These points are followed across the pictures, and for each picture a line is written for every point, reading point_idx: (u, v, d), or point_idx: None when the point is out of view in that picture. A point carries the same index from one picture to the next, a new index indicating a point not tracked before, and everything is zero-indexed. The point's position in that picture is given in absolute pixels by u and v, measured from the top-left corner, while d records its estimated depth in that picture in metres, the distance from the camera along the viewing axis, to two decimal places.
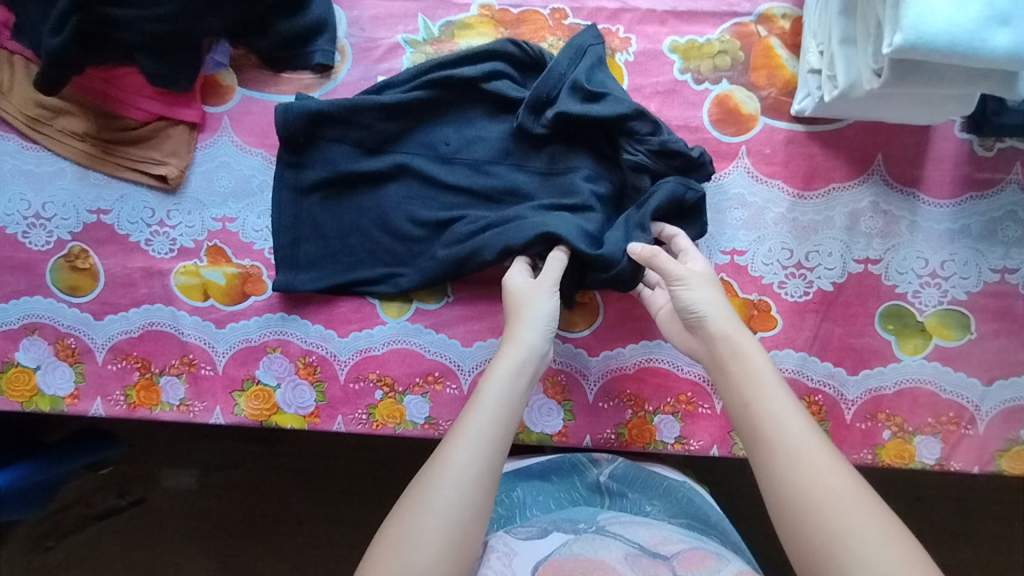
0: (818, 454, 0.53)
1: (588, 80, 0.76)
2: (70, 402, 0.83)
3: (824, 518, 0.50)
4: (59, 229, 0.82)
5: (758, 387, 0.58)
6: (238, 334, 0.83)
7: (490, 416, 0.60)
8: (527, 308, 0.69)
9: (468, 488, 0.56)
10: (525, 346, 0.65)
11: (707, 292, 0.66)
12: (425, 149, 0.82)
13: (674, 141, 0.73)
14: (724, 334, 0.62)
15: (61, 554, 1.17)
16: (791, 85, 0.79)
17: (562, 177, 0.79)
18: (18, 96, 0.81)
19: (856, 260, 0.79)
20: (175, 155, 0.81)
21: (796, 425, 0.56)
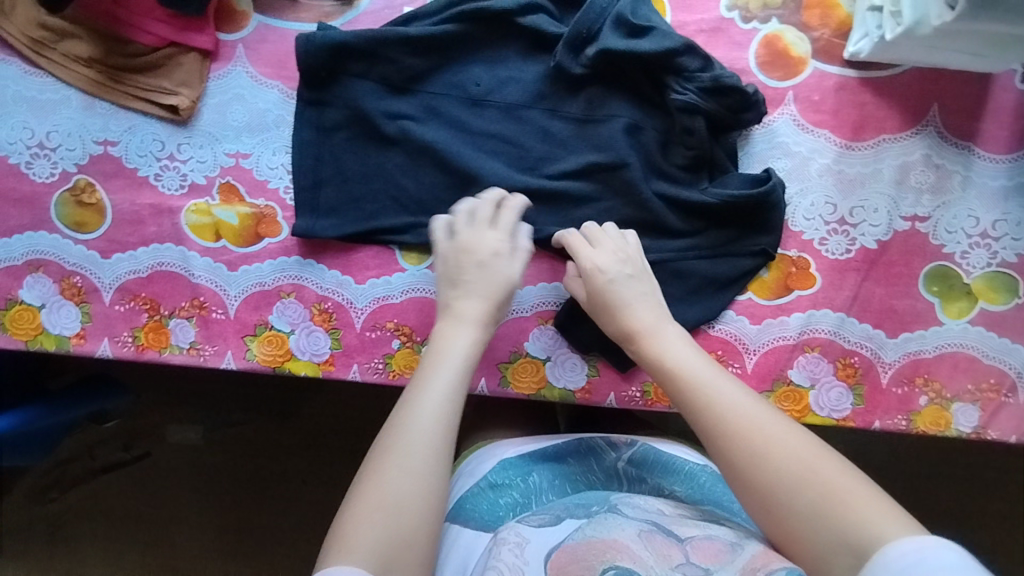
0: (764, 424, 0.56)
1: (631, 14, 0.72)
2: (75, 342, 0.80)
3: (781, 474, 0.54)
4: (64, 160, 0.78)
5: (682, 368, 0.61)
6: (251, 278, 0.79)
7: (445, 384, 0.60)
8: (473, 277, 0.67)
9: (424, 456, 0.56)
10: (466, 318, 0.66)
11: (615, 289, 0.67)
12: (454, 89, 0.77)
13: (727, 77, 0.69)
14: (643, 327, 0.65)
15: (64, 506, 1.15)
16: (846, 27, 0.73)
17: (600, 124, 0.75)
18: (21, 17, 0.76)
19: (903, 218, 0.75)
20: (187, 85, 0.76)
21: (739, 397, 0.58)
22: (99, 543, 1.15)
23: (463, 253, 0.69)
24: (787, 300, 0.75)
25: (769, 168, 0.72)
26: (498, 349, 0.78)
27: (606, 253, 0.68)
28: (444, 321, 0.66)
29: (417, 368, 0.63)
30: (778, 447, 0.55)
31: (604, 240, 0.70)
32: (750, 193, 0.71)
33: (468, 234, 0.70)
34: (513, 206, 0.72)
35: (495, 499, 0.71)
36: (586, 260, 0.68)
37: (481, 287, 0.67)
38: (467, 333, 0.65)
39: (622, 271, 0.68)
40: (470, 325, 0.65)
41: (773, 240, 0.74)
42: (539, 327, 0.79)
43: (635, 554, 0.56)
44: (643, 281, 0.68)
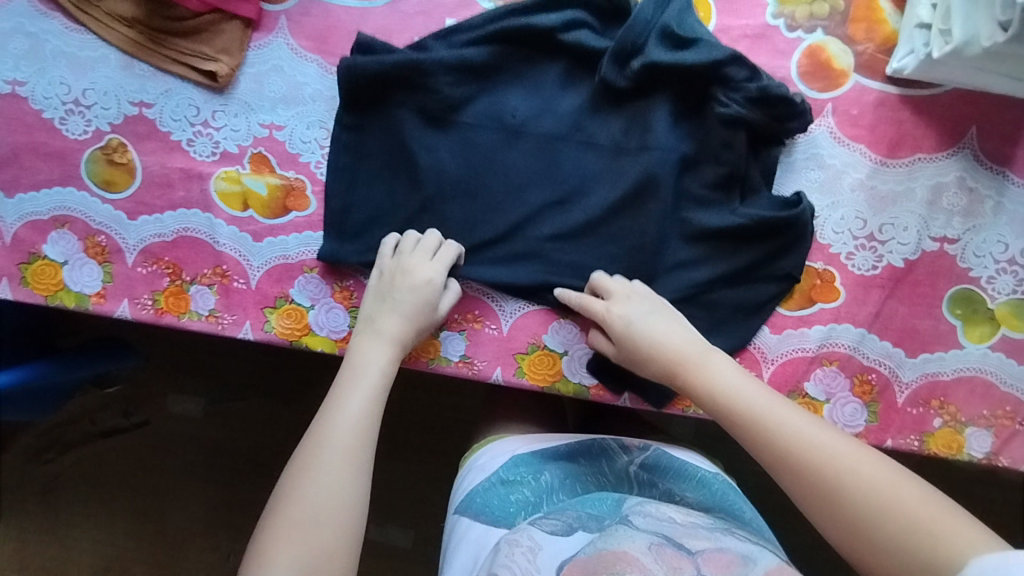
0: (835, 451, 0.56)
1: (677, 28, 0.71)
2: (95, 302, 0.80)
3: (860, 501, 0.53)
4: (98, 118, 0.78)
5: (739, 400, 0.61)
6: (275, 250, 0.79)
7: (362, 398, 0.65)
8: (400, 300, 0.70)
9: (337, 468, 0.60)
10: (381, 335, 0.69)
11: (644, 329, 0.67)
12: (491, 120, 0.75)
13: (774, 87, 0.69)
14: (688, 358, 0.65)
15: (61, 467, 1.15)
16: (890, 43, 0.72)
17: (638, 136, 0.74)
18: None
19: (932, 238, 0.74)
20: (227, 52, 0.76)
21: (804, 425, 0.58)
22: (94, 507, 1.14)
23: (400, 277, 0.71)
24: (809, 311, 0.75)
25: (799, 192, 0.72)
26: (516, 340, 0.79)
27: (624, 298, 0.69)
28: (362, 336, 0.70)
29: (336, 382, 0.67)
30: (852, 475, 0.54)
31: (625, 289, 0.70)
32: (778, 214, 0.71)
33: (411, 260, 0.72)
34: (447, 258, 0.73)
35: (506, 495, 0.70)
36: (604, 312, 0.70)
37: (412, 312, 0.70)
38: (382, 351, 0.68)
39: (646, 313, 0.68)
40: (385, 342, 0.69)
41: (796, 264, 0.74)
42: (558, 321, 0.79)
43: (646, 566, 0.55)
44: (668, 318, 0.68)
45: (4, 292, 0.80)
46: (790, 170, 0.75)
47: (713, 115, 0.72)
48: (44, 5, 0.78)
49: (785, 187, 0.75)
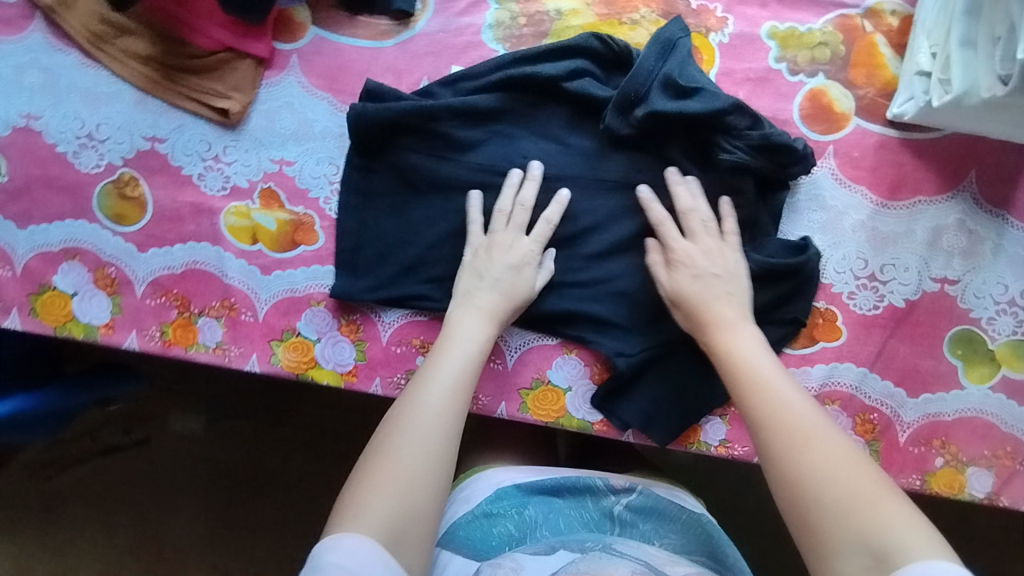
0: (811, 422, 0.56)
1: (679, 77, 0.70)
2: (104, 332, 0.81)
3: (816, 470, 0.52)
4: (111, 153, 0.80)
5: (747, 362, 0.62)
6: (283, 283, 0.80)
7: (455, 364, 0.65)
8: (497, 275, 0.71)
9: (431, 432, 0.59)
10: (476, 309, 0.69)
11: (695, 288, 0.68)
12: (502, 162, 0.76)
13: (777, 135, 0.70)
14: (722, 321, 0.66)
15: (61, 485, 1.15)
16: (891, 88, 0.73)
17: (653, 178, 0.75)
18: (83, 10, 0.77)
19: (933, 279, 0.75)
20: (239, 90, 0.77)
21: (796, 397, 0.58)
22: (93, 526, 1.14)
23: (496, 250, 0.72)
24: (811, 350, 0.76)
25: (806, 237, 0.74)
26: (520, 375, 0.79)
27: (700, 248, 0.70)
28: (460, 309, 0.70)
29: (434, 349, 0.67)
30: (821, 444, 0.54)
31: (703, 240, 0.70)
32: (796, 260, 0.72)
33: (504, 234, 0.73)
34: (529, 196, 0.74)
35: (489, 528, 0.70)
36: (678, 248, 0.70)
37: (503, 286, 0.71)
38: (480, 323, 0.69)
39: (715, 270, 0.69)
40: (484, 320, 0.69)
41: (805, 308, 0.74)
42: (563, 356, 0.79)
43: None
44: (732, 283, 0.68)
45: (14, 322, 0.82)
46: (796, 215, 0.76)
47: (715, 161, 0.72)
48: (60, 41, 0.79)
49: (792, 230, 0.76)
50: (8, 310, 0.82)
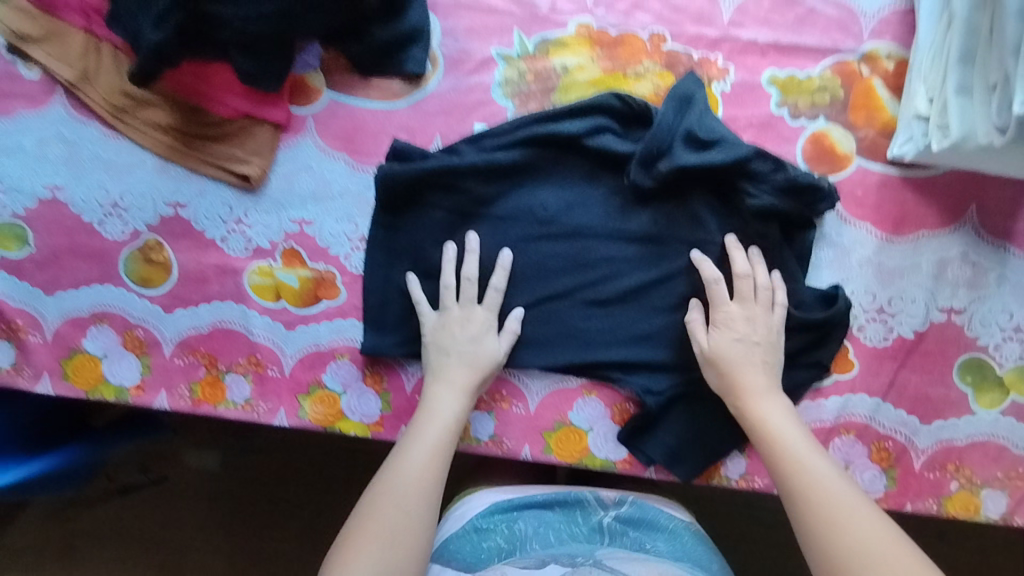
0: (845, 499, 0.63)
1: (700, 129, 0.73)
2: (135, 393, 0.84)
3: (853, 544, 0.59)
4: (135, 220, 0.82)
5: (780, 433, 0.69)
6: (307, 338, 0.82)
7: (434, 434, 0.71)
8: (463, 348, 0.75)
9: (411, 500, 0.66)
10: (449, 383, 0.74)
11: (735, 349, 0.72)
12: (523, 214, 0.79)
13: (802, 176, 0.72)
14: (753, 388, 0.71)
15: (82, 525, 1.17)
16: (889, 128, 0.76)
17: (689, 227, 0.77)
18: (103, 84, 0.79)
19: (940, 309, 0.78)
20: (258, 155, 0.79)
21: (829, 473, 0.65)
22: (114, 564, 1.16)
23: (455, 325, 0.76)
24: (825, 383, 0.78)
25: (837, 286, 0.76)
26: (543, 418, 0.81)
27: (740, 310, 0.73)
28: (433, 387, 0.74)
29: (413, 422, 0.73)
30: (854, 521, 0.61)
31: (739, 305, 0.74)
32: (828, 314, 0.75)
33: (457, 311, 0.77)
34: (501, 282, 0.77)
35: (478, 542, 0.73)
36: (721, 313, 0.74)
37: (472, 358, 0.75)
38: (454, 399, 0.74)
39: (755, 336, 0.73)
40: (459, 392, 0.74)
41: (829, 353, 0.77)
42: (583, 398, 0.81)
43: None
44: (766, 350, 0.73)
45: (46, 387, 0.84)
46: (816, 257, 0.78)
47: (744, 206, 0.74)
48: (80, 114, 0.81)
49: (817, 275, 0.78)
50: (40, 376, 0.84)
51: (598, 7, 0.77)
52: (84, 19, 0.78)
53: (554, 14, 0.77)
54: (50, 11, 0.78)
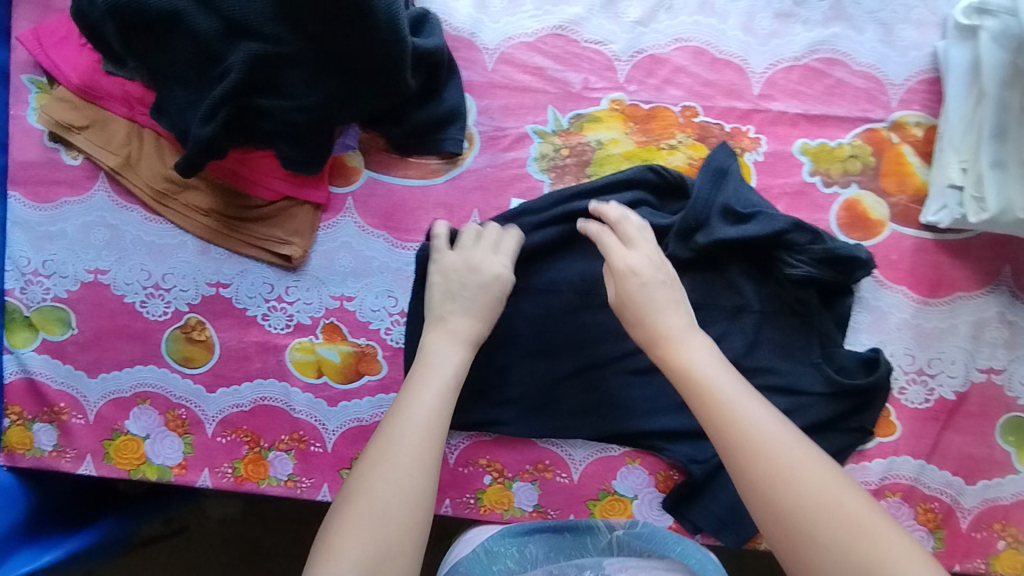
0: (793, 453, 0.54)
1: (736, 203, 0.74)
2: (177, 472, 0.84)
3: (811, 502, 0.52)
4: (177, 300, 0.83)
5: (707, 378, 0.59)
6: (349, 413, 0.83)
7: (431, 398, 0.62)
8: (470, 295, 0.71)
9: (408, 473, 0.57)
10: (456, 334, 0.68)
11: (649, 292, 0.66)
12: (563, 287, 0.80)
13: (840, 247, 0.73)
14: (671, 334, 0.63)
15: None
16: (922, 194, 0.77)
17: (727, 295, 0.78)
18: (145, 170, 0.80)
19: (979, 370, 0.78)
20: (299, 235, 0.80)
21: (762, 418, 0.56)
22: None
23: (467, 273, 0.72)
24: (869, 446, 0.78)
25: (877, 349, 0.77)
26: (586, 486, 0.81)
27: (639, 255, 0.68)
28: (438, 334, 0.68)
29: (409, 378, 0.65)
30: (803, 474, 0.53)
31: (632, 245, 0.70)
32: (870, 378, 0.75)
33: (472, 251, 0.73)
34: (506, 246, 0.75)
35: (489, 565, 0.71)
36: (620, 260, 0.68)
37: (480, 304, 0.71)
38: (452, 350, 0.67)
39: (658, 279, 0.67)
40: (460, 342, 0.68)
41: (870, 417, 0.77)
42: (627, 466, 0.81)
43: None
44: (673, 290, 0.67)
45: (89, 469, 0.84)
46: (854, 322, 0.79)
47: (783, 275, 0.75)
48: (123, 198, 0.82)
49: (856, 338, 0.79)
50: (83, 458, 0.84)
51: (630, 83, 0.78)
52: (127, 108, 0.79)
53: (587, 90, 0.78)
54: (93, 100, 0.79)
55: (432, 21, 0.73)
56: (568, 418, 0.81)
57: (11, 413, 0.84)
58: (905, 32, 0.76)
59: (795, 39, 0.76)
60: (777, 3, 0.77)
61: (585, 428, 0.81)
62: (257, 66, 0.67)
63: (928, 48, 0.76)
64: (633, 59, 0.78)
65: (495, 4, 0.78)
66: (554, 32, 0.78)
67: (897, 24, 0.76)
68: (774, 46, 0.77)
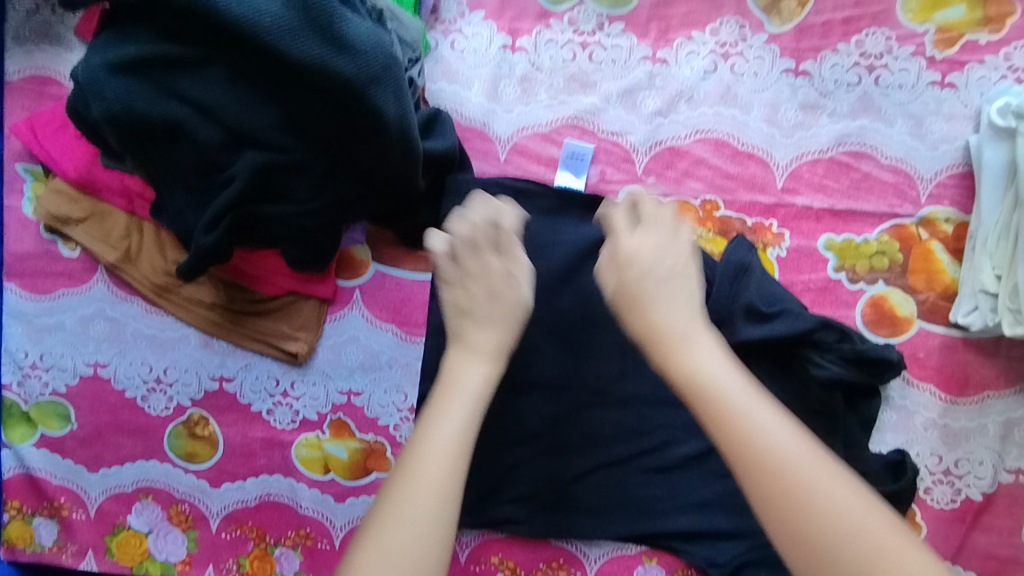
0: (810, 467, 0.44)
1: (760, 300, 0.71)
2: (181, 569, 0.80)
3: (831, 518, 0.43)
4: (179, 394, 0.80)
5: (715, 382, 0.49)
6: (358, 509, 0.78)
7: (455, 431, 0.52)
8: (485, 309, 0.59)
9: (430, 504, 0.49)
10: (489, 349, 0.57)
11: (651, 262, 0.57)
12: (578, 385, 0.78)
13: (869, 349, 0.71)
14: (672, 330, 0.53)
15: None
16: (951, 291, 0.74)
17: None
18: (146, 264, 0.77)
19: (1008, 471, 0.76)
20: (305, 329, 0.78)
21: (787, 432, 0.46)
22: None
23: (473, 280, 0.60)
24: None
25: (902, 449, 0.74)
26: None
27: (643, 239, 0.58)
28: (455, 352, 0.57)
29: (429, 405, 0.55)
30: (827, 493, 0.44)
31: (642, 225, 0.61)
32: (899, 485, 0.72)
33: (472, 258, 0.61)
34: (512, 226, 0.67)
35: None
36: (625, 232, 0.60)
37: (495, 312, 0.59)
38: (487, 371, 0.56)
39: (664, 261, 0.57)
40: (483, 357, 0.56)
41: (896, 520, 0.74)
42: (643, 566, 0.79)
43: None
44: (683, 279, 0.56)
45: (91, 564, 0.81)
46: (878, 421, 0.76)
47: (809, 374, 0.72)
48: (124, 291, 0.80)
49: (881, 438, 0.76)
50: (84, 553, 0.81)
51: (649, 175, 0.75)
52: (126, 202, 0.76)
53: (604, 183, 0.75)
54: (92, 193, 0.77)
55: (445, 120, 0.70)
56: (582, 514, 0.79)
57: (11, 509, 0.82)
58: (936, 125, 0.73)
59: (820, 132, 0.73)
60: (802, 93, 0.73)
61: (600, 528, 0.78)
62: (262, 175, 0.64)
63: (960, 141, 0.72)
64: (652, 151, 0.75)
65: (508, 93, 0.75)
66: (571, 123, 0.75)
67: (927, 116, 0.73)
68: (799, 138, 0.74)
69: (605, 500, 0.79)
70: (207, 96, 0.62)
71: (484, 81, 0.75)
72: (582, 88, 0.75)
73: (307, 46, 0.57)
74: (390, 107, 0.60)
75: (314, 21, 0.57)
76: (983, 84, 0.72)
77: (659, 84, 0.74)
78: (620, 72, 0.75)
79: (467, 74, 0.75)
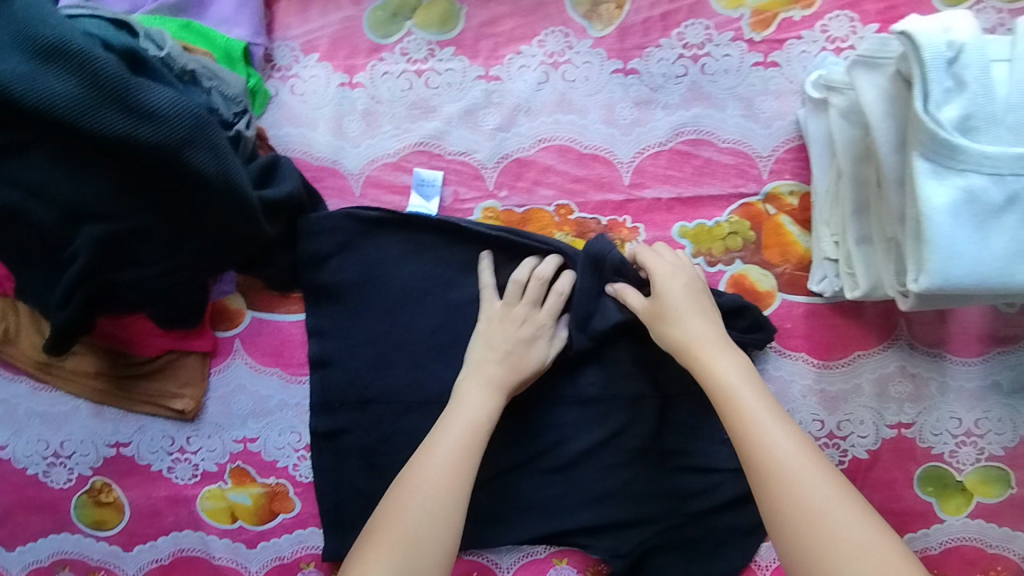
0: (769, 423, 0.55)
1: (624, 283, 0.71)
2: None
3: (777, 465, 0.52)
4: (79, 465, 0.81)
5: (737, 395, 0.57)
6: (271, 552, 0.79)
7: (455, 441, 0.61)
8: (507, 349, 0.69)
9: (436, 508, 0.57)
10: (482, 371, 0.68)
11: (681, 299, 0.66)
12: None
13: (733, 303, 0.71)
14: (696, 339, 0.63)
15: None
16: (806, 261, 0.75)
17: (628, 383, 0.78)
18: (25, 342, 0.78)
19: (889, 426, 0.77)
20: (190, 385, 0.79)
21: (790, 443, 0.53)
22: None
23: (500, 325, 0.70)
24: None
25: None
26: None
27: (678, 267, 0.68)
28: (467, 380, 0.67)
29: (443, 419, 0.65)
30: (779, 451, 0.53)
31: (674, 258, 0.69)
32: None
33: (521, 307, 0.71)
34: (489, 280, 0.73)
35: None
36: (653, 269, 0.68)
37: (513, 359, 0.69)
38: (487, 393, 0.66)
39: (678, 296, 0.66)
40: (489, 386, 0.66)
41: None
42: (555, 567, 0.80)
43: None
44: (704, 304, 0.66)
45: None
46: None
47: None
48: (12, 370, 0.81)
49: None
50: None
51: (500, 189, 0.77)
52: None
53: (458, 203, 0.77)
54: None
55: (285, 165, 0.73)
56: (489, 525, 0.80)
57: None
58: (766, 104, 0.75)
59: (657, 125, 0.75)
60: (634, 91, 0.76)
61: (508, 535, 0.80)
62: (104, 247, 0.65)
63: (791, 116, 0.75)
64: (499, 164, 0.76)
65: (353, 129, 0.77)
66: (418, 149, 0.77)
67: (756, 96, 0.75)
68: (638, 134, 0.76)
69: (509, 507, 0.80)
70: (34, 178, 0.63)
71: (328, 120, 0.77)
72: (423, 114, 0.77)
73: (110, 119, 0.59)
74: (209, 163, 0.63)
75: (114, 97, 0.59)
76: (805, 58, 0.74)
77: (497, 101, 0.76)
78: (457, 93, 0.77)
79: (311, 116, 0.78)
